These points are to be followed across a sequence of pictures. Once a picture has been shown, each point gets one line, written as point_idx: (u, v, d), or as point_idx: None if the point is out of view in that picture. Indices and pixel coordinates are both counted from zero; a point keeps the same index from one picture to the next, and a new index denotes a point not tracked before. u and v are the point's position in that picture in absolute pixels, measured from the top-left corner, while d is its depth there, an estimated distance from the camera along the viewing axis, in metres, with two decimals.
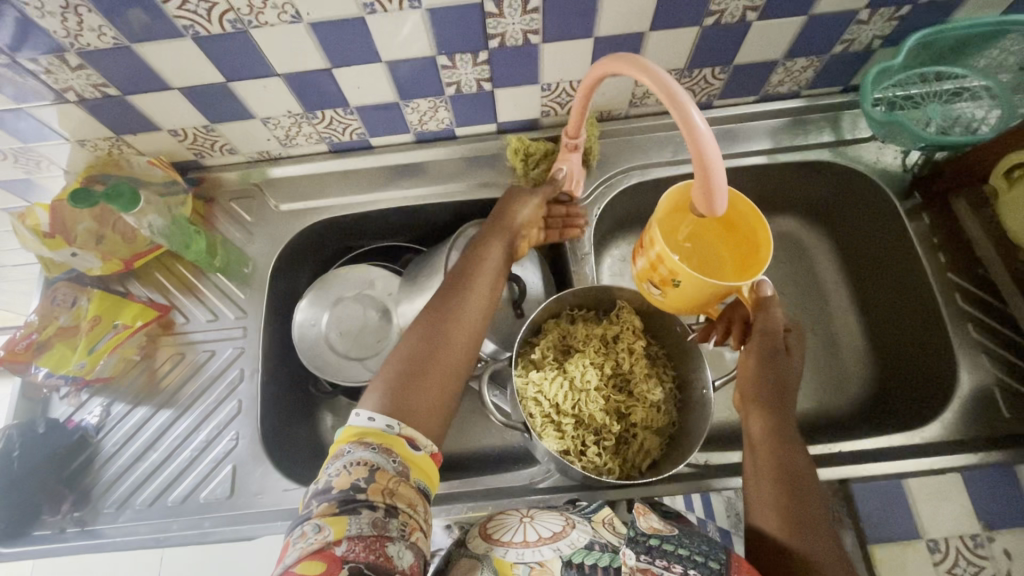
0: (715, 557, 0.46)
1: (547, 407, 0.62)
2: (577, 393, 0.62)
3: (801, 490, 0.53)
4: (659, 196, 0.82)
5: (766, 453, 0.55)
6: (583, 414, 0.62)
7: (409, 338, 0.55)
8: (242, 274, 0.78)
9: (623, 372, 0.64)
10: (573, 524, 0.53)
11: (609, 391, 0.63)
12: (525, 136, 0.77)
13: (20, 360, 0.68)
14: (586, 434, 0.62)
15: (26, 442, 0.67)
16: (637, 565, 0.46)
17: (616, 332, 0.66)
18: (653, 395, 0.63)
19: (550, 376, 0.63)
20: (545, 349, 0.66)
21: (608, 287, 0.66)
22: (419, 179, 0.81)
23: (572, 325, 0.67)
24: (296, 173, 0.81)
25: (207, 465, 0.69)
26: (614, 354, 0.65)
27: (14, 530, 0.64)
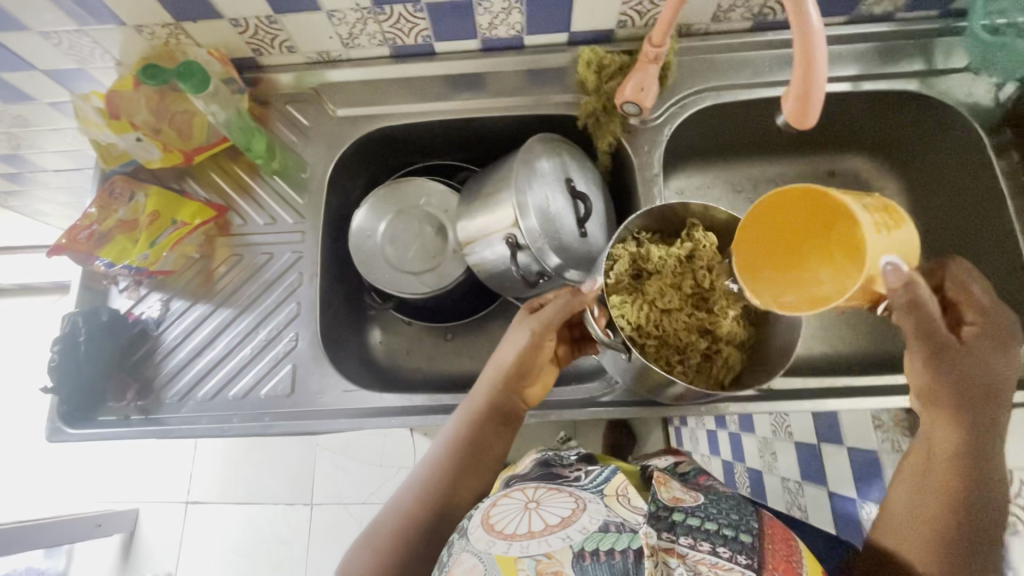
0: (746, 530, 0.48)
1: (631, 330, 0.62)
2: (659, 314, 0.62)
3: (976, 525, 0.44)
4: (729, 122, 0.79)
5: (945, 476, 0.46)
6: (666, 334, 0.62)
7: (408, 493, 0.60)
8: (299, 179, 0.76)
9: (702, 289, 0.63)
10: (584, 507, 0.50)
11: (690, 308, 0.63)
12: (599, 48, 0.73)
13: (82, 250, 0.68)
14: (671, 352, 0.62)
15: (92, 328, 0.67)
16: (659, 544, 0.45)
17: (691, 250, 0.64)
18: (734, 309, 0.63)
19: (633, 302, 0.62)
20: (620, 273, 0.63)
21: (676, 204, 0.64)
22: (482, 90, 0.78)
23: (645, 246, 0.64)
24: (354, 78, 0.78)
25: (268, 363, 0.69)
26: (692, 271, 0.64)
27: (82, 413, 0.66)
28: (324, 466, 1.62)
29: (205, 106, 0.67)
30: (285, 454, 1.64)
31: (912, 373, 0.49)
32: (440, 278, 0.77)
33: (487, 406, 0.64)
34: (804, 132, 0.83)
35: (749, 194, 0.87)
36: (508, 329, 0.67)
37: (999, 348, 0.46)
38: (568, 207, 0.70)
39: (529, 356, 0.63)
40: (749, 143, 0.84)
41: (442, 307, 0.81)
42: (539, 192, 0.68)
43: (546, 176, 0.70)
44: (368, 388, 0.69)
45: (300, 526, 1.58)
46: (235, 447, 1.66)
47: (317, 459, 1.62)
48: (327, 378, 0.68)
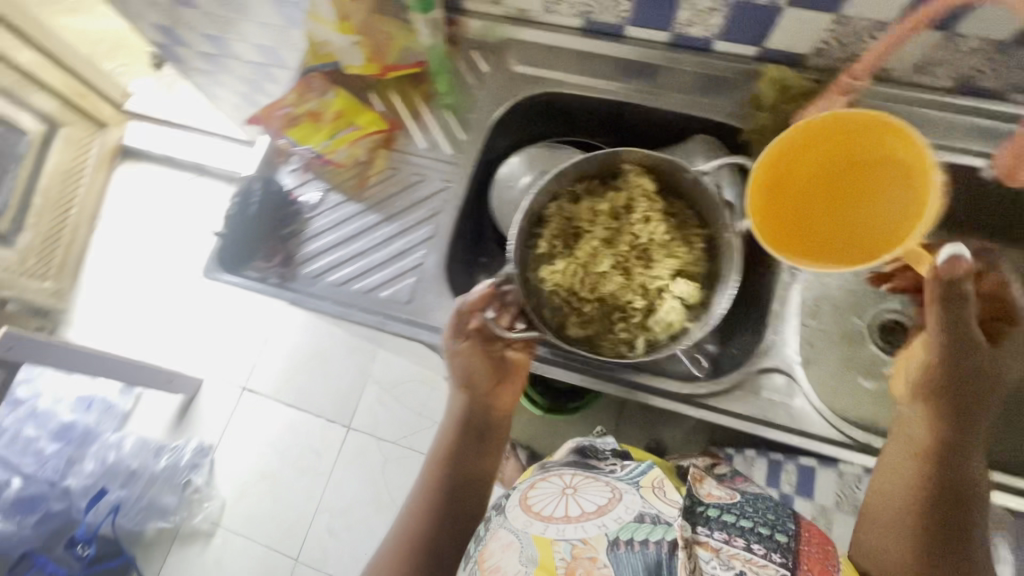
0: (782, 532, 0.61)
1: (567, 292, 0.73)
2: (594, 274, 0.73)
3: (962, 497, 0.60)
4: None
5: (918, 462, 0.62)
6: (603, 294, 0.72)
7: (405, 522, 0.72)
8: (465, 117, 0.82)
9: (641, 242, 0.74)
10: (619, 498, 0.63)
11: (629, 267, 0.73)
12: (787, 70, 0.74)
13: (275, 125, 0.78)
14: (609, 309, 0.72)
15: (266, 192, 0.77)
16: (690, 538, 0.58)
17: (623, 202, 0.74)
18: (676, 258, 0.72)
19: (564, 266, 0.73)
20: (552, 236, 0.74)
21: (618, 150, 0.72)
22: (656, 82, 0.80)
23: (576, 204, 0.75)
24: (540, 40, 0.82)
25: (396, 270, 0.75)
26: (625, 227, 0.74)
27: (237, 262, 0.75)
28: (371, 396, 1.71)
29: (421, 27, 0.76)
30: (339, 375, 1.74)
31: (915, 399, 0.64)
32: None
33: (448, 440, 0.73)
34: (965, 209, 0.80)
35: None
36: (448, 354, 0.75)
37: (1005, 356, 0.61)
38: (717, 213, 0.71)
39: (462, 372, 0.72)
40: None
41: None
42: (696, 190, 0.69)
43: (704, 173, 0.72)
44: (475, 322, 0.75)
45: (333, 443, 1.69)
46: (298, 353, 1.79)
47: (368, 388, 1.72)
48: (442, 298, 0.74)
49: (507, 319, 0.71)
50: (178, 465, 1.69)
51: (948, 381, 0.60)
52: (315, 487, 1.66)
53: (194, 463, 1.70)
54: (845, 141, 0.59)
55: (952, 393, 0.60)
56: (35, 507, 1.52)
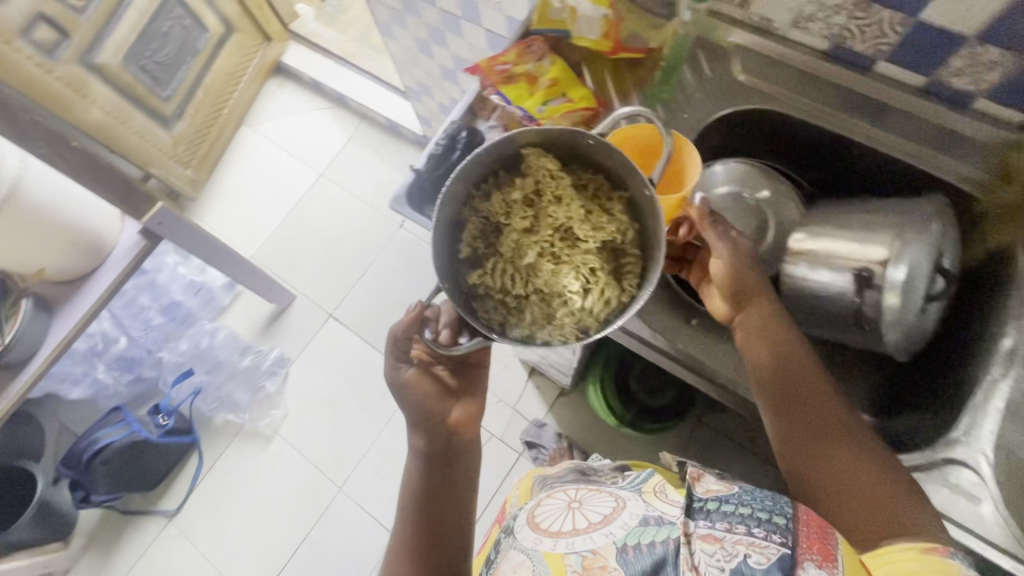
0: (780, 514, 0.55)
1: (502, 294, 0.63)
2: (527, 269, 0.62)
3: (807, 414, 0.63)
4: None
5: (784, 407, 0.64)
6: (536, 284, 0.62)
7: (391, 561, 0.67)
8: (672, 114, 0.79)
9: (562, 225, 0.63)
10: (624, 506, 0.64)
11: (556, 253, 0.62)
12: None
13: (492, 80, 0.79)
14: (541, 303, 0.62)
15: (469, 142, 0.78)
16: (695, 534, 0.55)
17: (536, 186, 0.63)
18: (603, 232, 0.62)
19: (491, 266, 0.63)
20: (474, 239, 0.64)
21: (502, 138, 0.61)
22: (887, 125, 0.75)
23: (486, 200, 0.64)
24: (773, 54, 0.78)
25: None
26: (541, 210, 0.64)
27: (419, 200, 0.78)
28: None
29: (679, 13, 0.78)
30: None
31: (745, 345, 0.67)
32: None
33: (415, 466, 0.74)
34: None
35: None
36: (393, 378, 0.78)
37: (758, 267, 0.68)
38: (928, 278, 0.66)
39: (421, 400, 0.74)
40: None
41: None
42: (920, 250, 0.65)
43: (934, 241, 0.66)
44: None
45: None
46: (387, 297, 1.84)
47: None
48: None
49: (450, 334, 0.75)
50: (259, 367, 1.79)
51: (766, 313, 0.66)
52: (372, 427, 1.71)
53: (272, 371, 1.79)
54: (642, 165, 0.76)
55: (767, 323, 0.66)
56: (132, 368, 1.74)
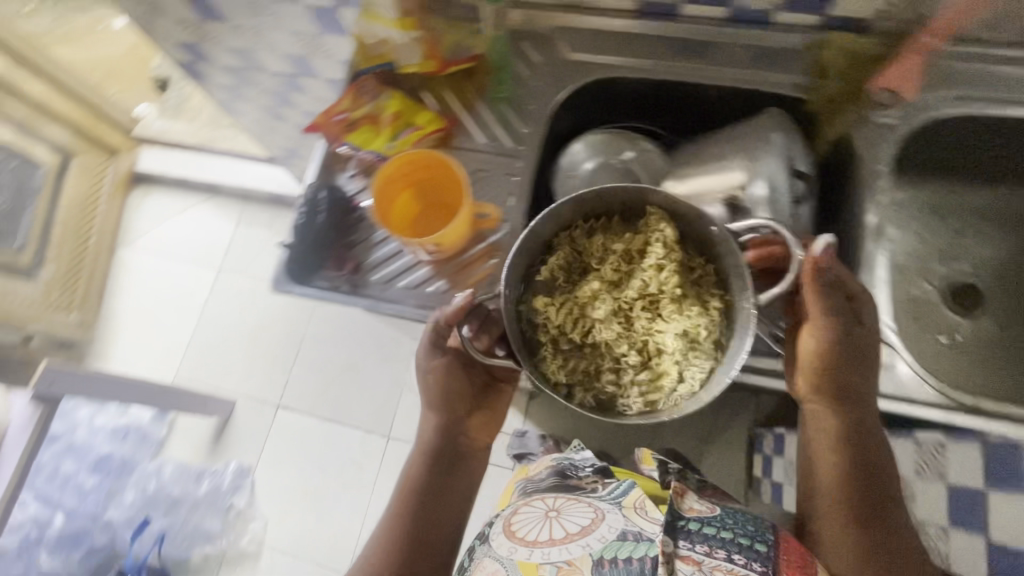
0: (762, 541, 0.62)
1: (552, 332, 0.64)
2: (586, 319, 0.63)
3: (869, 470, 0.67)
4: (957, 139, 0.78)
5: (844, 453, 0.67)
6: (594, 339, 0.63)
7: (390, 526, 0.73)
8: (519, 108, 0.80)
9: (651, 292, 0.63)
10: (602, 520, 0.67)
11: (629, 315, 0.63)
12: (854, 37, 0.72)
13: (334, 132, 0.77)
14: (591, 360, 0.63)
15: (335, 202, 0.76)
16: (676, 552, 0.60)
17: (639, 246, 0.64)
18: (687, 321, 0.62)
19: (561, 301, 0.64)
20: (551, 269, 0.65)
21: (642, 189, 0.63)
22: (710, 58, 0.78)
23: (587, 236, 0.66)
24: (589, 25, 0.81)
25: (469, 270, 0.74)
26: (630, 267, 0.64)
27: (305, 274, 0.73)
28: (407, 405, 1.69)
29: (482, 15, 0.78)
30: (372, 385, 1.72)
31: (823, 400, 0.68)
32: None
33: (432, 441, 0.76)
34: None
35: (941, 218, 0.86)
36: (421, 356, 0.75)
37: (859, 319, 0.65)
38: (789, 184, 0.71)
39: (447, 392, 0.74)
40: (961, 163, 0.82)
41: None
42: (770, 163, 0.70)
43: (781, 150, 0.70)
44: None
45: (374, 454, 1.67)
46: (329, 368, 1.76)
47: (402, 396, 1.70)
48: None
49: (489, 341, 0.70)
50: (220, 489, 1.65)
51: (840, 350, 0.65)
52: (359, 502, 1.64)
53: (236, 486, 1.67)
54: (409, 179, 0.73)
55: (844, 360, 0.65)
56: (79, 542, 1.44)
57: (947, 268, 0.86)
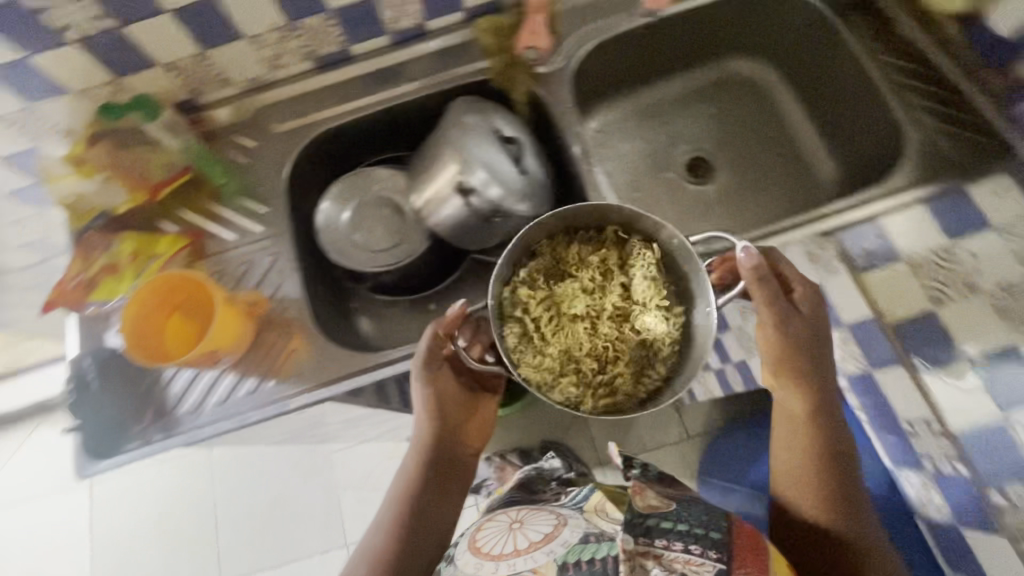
0: (717, 529, 0.62)
1: (527, 327, 0.70)
2: (559, 321, 0.71)
3: (836, 459, 0.71)
4: (619, 56, 0.93)
5: (808, 437, 0.72)
6: (563, 338, 0.70)
7: (383, 535, 0.73)
8: (258, 193, 0.83)
9: (618, 303, 0.71)
10: (565, 524, 0.68)
11: (597, 318, 0.71)
12: (495, 17, 0.84)
13: (77, 298, 0.75)
14: (559, 357, 0.70)
15: (104, 362, 0.74)
16: (636, 549, 0.59)
17: (613, 259, 0.72)
18: (647, 333, 0.70)
19: (538, 296, 0.71)
20: (532, 269, 0.72)
21: (609, 207, 0.70)
22: (400, 79, 0.86)
23: (563, 245, 0.73)
24: (286, 97, 0.86)
25: (270, 358, 0.74)
26: (598, 280, 0.72)
27: (105, 448, 0.70)
28: None
29: (178, 132, 0.80)
30: None
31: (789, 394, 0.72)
32: (411, 245, 0.84)
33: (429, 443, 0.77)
34: (687, 52, 0.98)
35: (654, 117, 1.01)
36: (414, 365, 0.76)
37: (807, 309, 0.70)
38: (500, 149, 0.79)
39: (440, 400, 0.76)
40: (639, 72, 0.97)
41: (414, 278, 0.88)
42: (473, 140, 0.78)
43: (478, 125, 0.80)
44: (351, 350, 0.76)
45: None
46: None
47: None
48: (323, 350, 0.75)
49: (479, 350, 0.75)
50: None
51: (800, 352, 0.69)
52: None
53: None
54: (170, 306, 0.73)
55: (809, 374, 0.70)
56: None
57: (678, 152, 1.01)
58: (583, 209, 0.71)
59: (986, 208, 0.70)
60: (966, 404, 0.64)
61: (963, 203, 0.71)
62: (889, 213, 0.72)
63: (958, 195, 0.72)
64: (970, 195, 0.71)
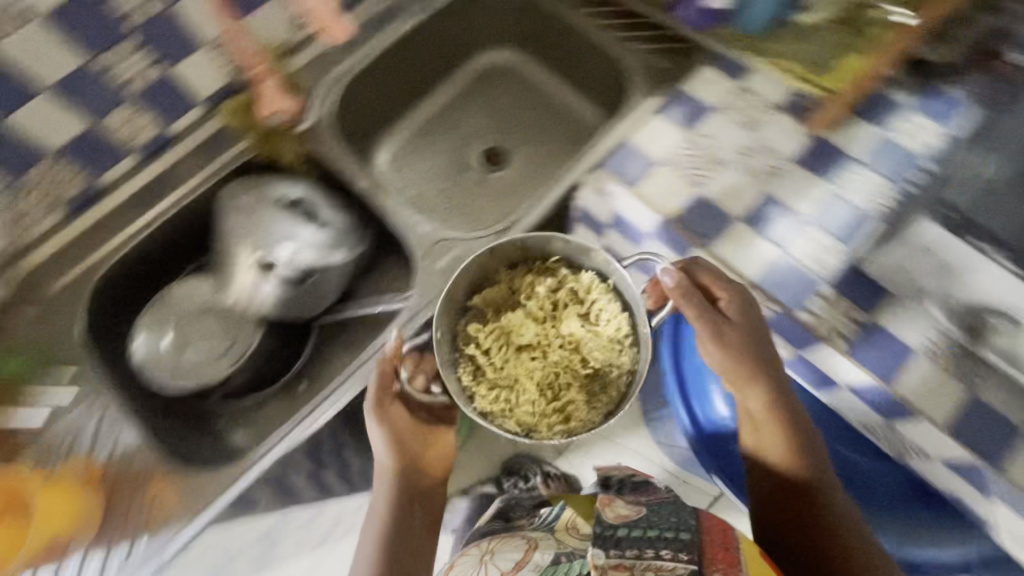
0: (687, 531, 0.70)
1: (479, 357, 0.75)
2: (509, 351, 0.76)
3: (804, 446, 0.76)
4: (374, 90, 0.97)
5: (775, 432, 0.76)
6: (514, 366, 0.75)
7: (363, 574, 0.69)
8: (54, 363, 0.75)
9: (568, 330, 0.76)
10: (535, 546, 0.74)
11: (547, 346, 0.76)
12: (234, 98, 0.85)
13: None
14: (511, 384, 0.75)
15: None
16: (609, 563, 0.64)
17: (562, 287, 0.77)
18: (596, 356, 0.74)
19: (490, 327, 0.76)
20: (483, 301, 0.77)
21: (550, 237, 0.76)
22: (166, 190, 0.83)
23: (515, 277, 0.78)
24: (47, 255, 0.79)
25: (126, 523, 0.70)
26: (549, 310, 0.77)
27: None
28: None
29: None
30: None
31: (751, 396, 0.75)
32: (245, 337, 0.82)
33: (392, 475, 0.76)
34: (434, 64, 1.04)
35: (434, 129, 1.07)
36: (369, 402, 0.74)
37: (736, 311, 0.72)
38: (287, 214, 0.82)
39: (397, 432, 0.76)
40: (400, 96, 1.03)
41: (266, 368, 0.85)
42: (257, 218, 0.81)
43: (258, 203, 0.82)
44: (212, 468, 0.73)
45: None
46: None
47: None
48: (181, 483, 0.71)
49: (422, 380, 0.78)
50: None
51: (743, 352, 0.73)
52: None
53: None
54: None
55: (762, 371, 0.73)
56: None
57: (468, 149, 1.07)
58: (524, 242, 0.76)
59: (701, 97, 0.82)
60: (745, 254, 0.75)
61: (688, 99, 0.83)
62: (636, 130, 0.82)
63: (681, 95, 0.83)
64: (688, 91, 0.83)
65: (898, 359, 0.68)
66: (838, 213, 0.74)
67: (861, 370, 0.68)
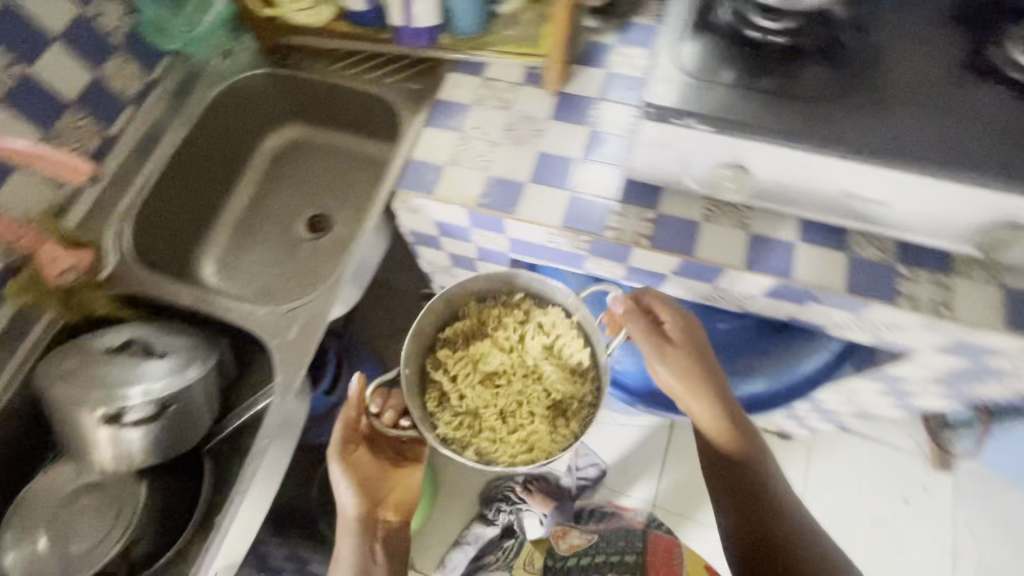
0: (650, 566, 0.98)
1: (442, 387, 0.84)
2: (471, 384, 0.84)
3: (744, 433, 0.80)
4: (168, 213, 0.98)
5: (715, 425, 0.80)
6: (476, 396, 0.84)
7: None
8: None
9: (529, 364, 0.86)
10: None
11: (506, 381, 0.85)
12: (18, 278, 0.82)
13: None
14: (472, 414, 0.83)
15: None
16: None
17: (527, 323, 0.87)
18: (557, 385, 0.84)
19: (455, 360, 0.85)
20: (453, 334, 0.86)
21: (517, 274, 0.85)
22: None
23: (479, 314, 0.87)
24: None
25: None
26: (511, 348, 0.86)
27: None
28: None
29: None
30: None
31: (697, 402, 0.80)
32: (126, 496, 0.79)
33: (359, 510, 0.79)
34: (220, 166, 1.06)
35: (245, 223, 1.10)
36: (333, 444, 0.80)
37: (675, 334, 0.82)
38: (115, 362, 0.77)
39: (361, 471, 0.81)
40: (199, 209, 1.04)
41: (166, 516, 0.82)
42: (82, 380, 0.75)
43: (79, 366, 0.77)
44: None
45: None
46: None
47: None
48: None
49: (393, 415, 0.85)
50: None
51: (683, 363, 0.81)
52: None
53: None
54: None
55: (707, 379, 0.81)
56: None
57: (287, 227, 1.10)
58: (479, 280, 0.86)
59: (456, 100, 0.93)
60: (547, 206, 0.84)
61: (447, 105, 0.93)
62: (416, 147, 0.90)
63: (441, 105, 0.93)
64: (444, 99, 0.93)
65: (688, 232, 0.82)
66: (601, 144, 0.88)
67: (669, 254, 0.80)
